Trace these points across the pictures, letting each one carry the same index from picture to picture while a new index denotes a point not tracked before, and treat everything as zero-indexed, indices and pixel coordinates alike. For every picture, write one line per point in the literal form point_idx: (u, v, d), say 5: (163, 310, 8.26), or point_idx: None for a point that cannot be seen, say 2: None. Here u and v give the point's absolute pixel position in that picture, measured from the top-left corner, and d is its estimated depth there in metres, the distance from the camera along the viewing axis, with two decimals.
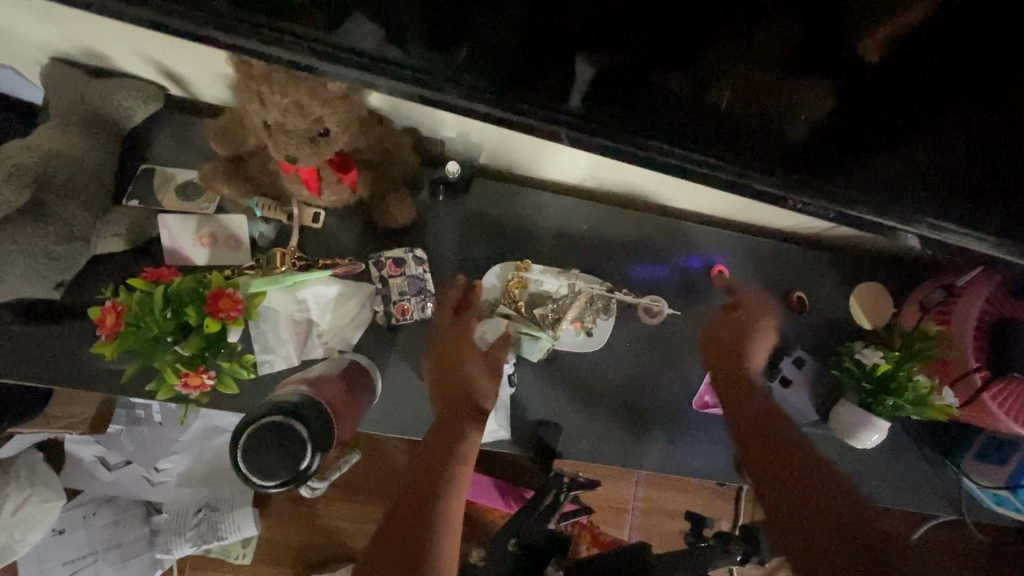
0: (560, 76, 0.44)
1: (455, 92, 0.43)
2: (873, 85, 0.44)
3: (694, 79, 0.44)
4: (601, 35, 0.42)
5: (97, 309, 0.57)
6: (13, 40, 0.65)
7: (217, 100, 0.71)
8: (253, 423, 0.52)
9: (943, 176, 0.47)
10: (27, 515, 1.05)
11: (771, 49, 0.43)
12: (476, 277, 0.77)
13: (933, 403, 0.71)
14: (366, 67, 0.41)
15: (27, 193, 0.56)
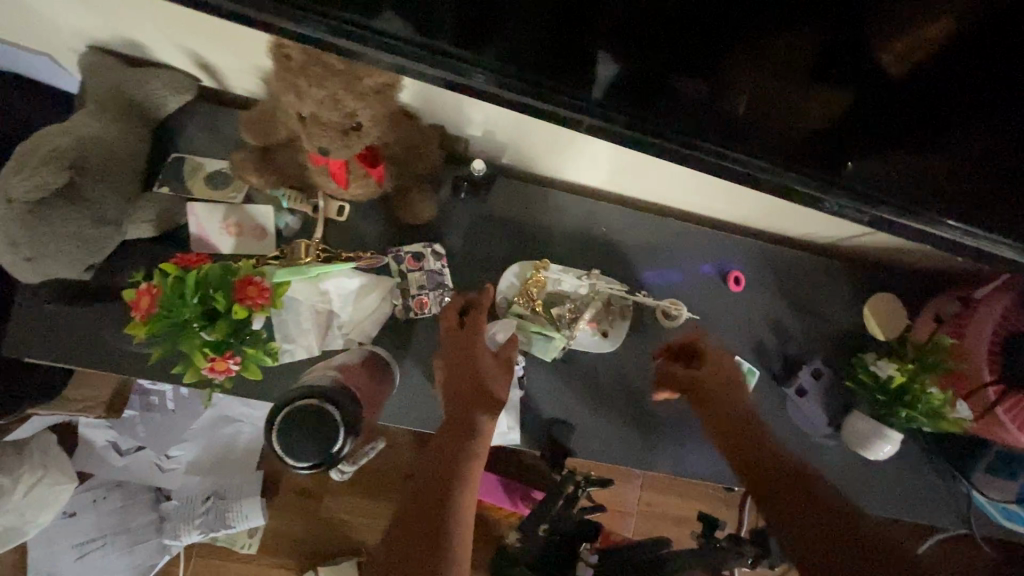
0: (582, 70, 0.46)
1: (484, 78, 0.44)
2: (891, 92, 0.46)
3: (715, 83, 0.46)
4: (627, 36, 0.44)
5: (131, 291, 0.58)
6: (53, 26, 0.66)
7: (247, 92, 0.72)
8: (289, 409, 0.55)
9: (964, 180, 0.49)
10: (39, 496, 1.06)
11: (791, 58, 0.45)
12: (495, 274, 0.77)
13: (947, 416, 0.72)
14: (398, 50, 0.42)
15: (65, 176, 0.59)
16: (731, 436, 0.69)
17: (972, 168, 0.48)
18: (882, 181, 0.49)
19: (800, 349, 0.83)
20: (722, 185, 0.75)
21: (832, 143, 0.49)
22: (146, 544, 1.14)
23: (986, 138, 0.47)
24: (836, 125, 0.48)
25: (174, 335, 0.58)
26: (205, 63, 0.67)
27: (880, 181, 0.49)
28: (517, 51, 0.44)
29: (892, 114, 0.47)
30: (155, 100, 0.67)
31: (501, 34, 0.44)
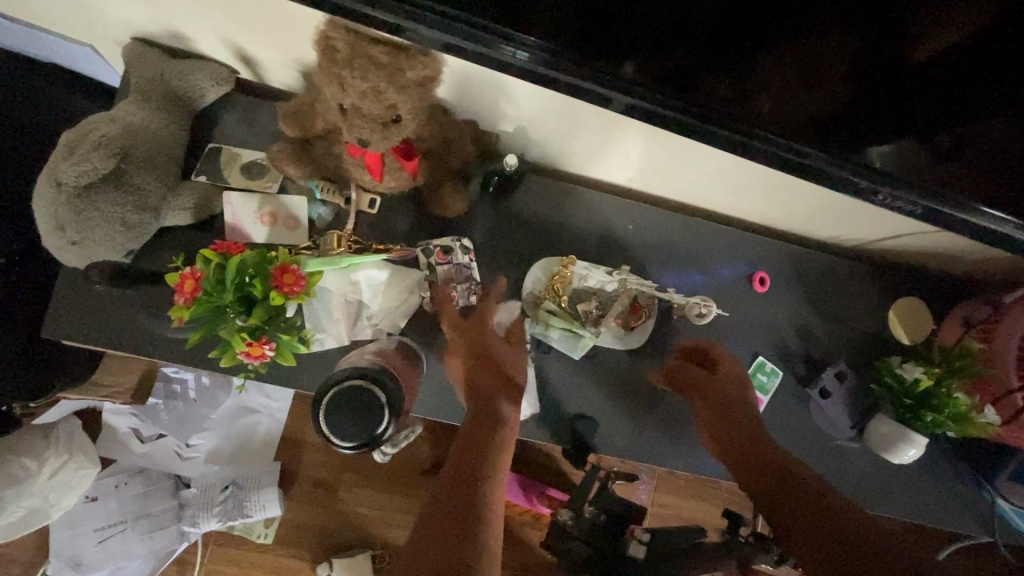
0: (612, 64, 0.46)
1: (519, 51, 0.45)
2: (928, 87, 0.46)
3: (755, 80, 0.46)
4: (666, 30, 0.44)
5: (176, 274, 0.60)
6: (100, 17, 0.68)
7: (283, 86, 0.73)
8: (334, 390, 0.58)
9: (984, 167, 0.51)
10: (64, 480, 1.08)
11: (833, 54, 0.45)
12: (522, 269, 0.78)
13: (974, 420, 0.71)
14: (449, 27, 0.44)
15: (113, 162, 0.61)
16: (735, 445, 0.70)
17: (998, 157, 0.50)
18: (911, 167, 0.51)
19: (824, 351, 0.83)
20: (750, 184, 0.76)
21: (868, 133, 0.49)
22: (166, 531, 1.15)
23: (1016, 123, 0.48)
24: (870, 119, 0.48)
25: (215, 318, 0.60)
26: (245, 56, 0.68)
27: (907, 165, 0.51)
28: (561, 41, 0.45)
29: (928, 105, 0.48)
30: (195, 91, 0.68)
31: (548, 28, 0.45)
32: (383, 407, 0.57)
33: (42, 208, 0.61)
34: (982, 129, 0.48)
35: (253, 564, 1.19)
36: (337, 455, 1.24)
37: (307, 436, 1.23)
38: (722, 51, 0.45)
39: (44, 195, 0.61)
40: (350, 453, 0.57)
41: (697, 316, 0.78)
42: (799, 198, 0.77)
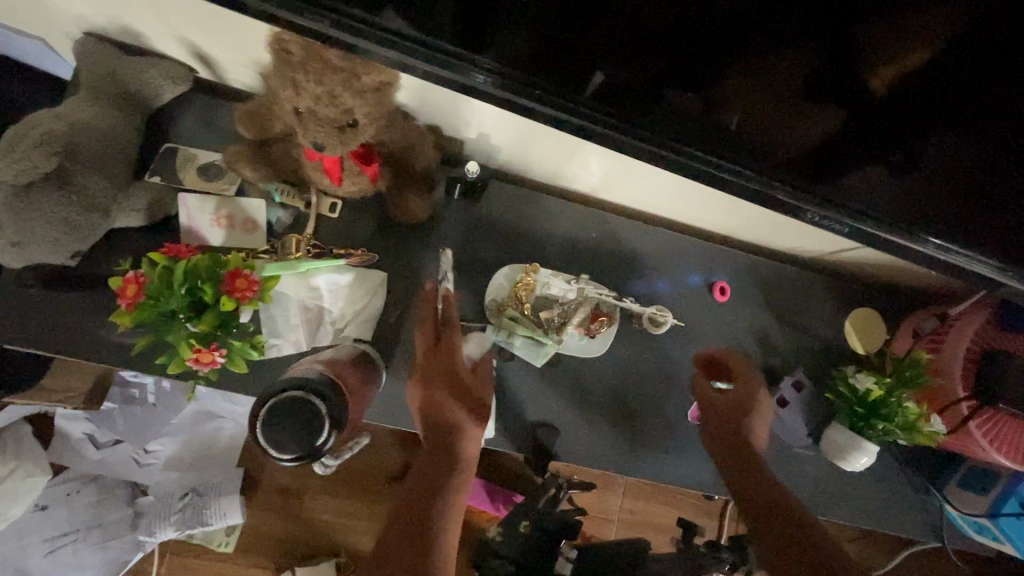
0: (569, 75, 0.46)
1: (478, 76, 0.46)
2: (878, 114, 0.48)
3: (708, 99, 0.47)
4: (621, 48, 0.44)
5: (118, 279, 0.58)
6: (50, 10, 0.66)
7: (243, 86, 0.72)
8: (274, 398, 0.57)
9: (927, 194, 0.53)
10: (11, 488, 1.04)
11: (788, 78, 0.45)
12: (485, 276, 0.78)
13: (922, 429, 0.73)
14: (402, 48, 0.44)
15: (55, 160, 0.57)
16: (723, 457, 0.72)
17: (948, 168, 0.51)
18: (855, 187, 0.53)
19: (783, 360, 0.85)
20: (711, 195, 0.77)
21: (817, 153, 0.51)
22: (121, 541, 1.12)
23: (965, 154, 0.49)
24: (823, 135, 0.50)
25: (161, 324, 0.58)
26: (202, 54, 0.67)
27: (856, 182, 0.53)
28: (516, 55, 0.45)
29: (878, 131, 0.49)
30: (150, 89, 0.67)
31: (505, 46, 0.45)
32: (325, 417, 0.56)
33: None
34: (929, 144, 0.49)
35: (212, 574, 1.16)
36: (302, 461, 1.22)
37: None
38: (678, 65, 0.45)
39: None
40: (290, 465, 0.56)
41: (657, 324, 0.79)
42: (759, 210, 0.79)
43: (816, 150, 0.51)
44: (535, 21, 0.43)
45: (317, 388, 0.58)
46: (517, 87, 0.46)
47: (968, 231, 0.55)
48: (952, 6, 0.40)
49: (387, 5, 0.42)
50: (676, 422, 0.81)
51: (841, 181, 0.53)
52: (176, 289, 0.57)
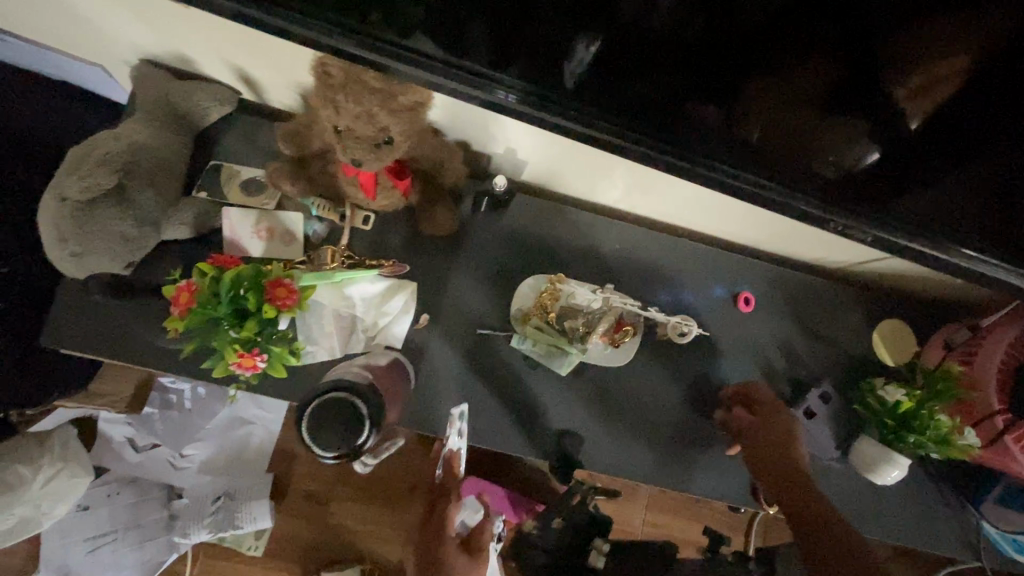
0: (592, 89, 0.49)
1: (505, 93, 0.48)
2: (898, 128, 0.49)
3: (729, 113, 0.49)
4: (642, 61, 0.47)
5: (171, 288, 0.62)
6: (110, 40, 0.71)
7: (283, 106, 0.76)
8: (316, 400, 0.60)
9: (956, 209, 0.53)
10: (56, 488, 1.09)
11: (809, 92, 0.47)
12: (510, 286, 0.80)
13: (956, 442, 0.72)
14: (432, 66, 0.47)
15: (116, 177, 0.63)
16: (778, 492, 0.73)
17: (972, 178, 0.51)
18: (888, 199, 0.53)
19: (808, 372, 0.84)
20: (733, 206, 0.78)
21: (841, 166, 0.52)
22: (156, 542, 1.16)
23: (986, 169, 0.50)
24: (849, 147, 0.51)
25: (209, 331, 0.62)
26: (247, 78, 0.71)
27: (887, 194, 0.53)
28: (546, 73, 0.47)
29: (898, 144, 0.50)
30: (199, 112, 0.71)
31: (532, 66, 0.48)
32: (366, 420, 0.59)
33: (47, 221, 0.63)
34: (959, 148, 0.50)
35: None
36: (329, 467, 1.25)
37: (300, 448, 1.24)
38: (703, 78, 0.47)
39: (51, 209, 0.63)
40: (331, 463, 0.59)
41: (681, 333, 0.80)
42: (782, 221, 0.79)
43: (844, 165, 0.52)
44: (560, 38, 0.46)
45: (354, 388, 0.61)
46: (550, 106, 0.49)
47: (1005, 245, 0.54)
48: (972, 20, 0.41)
49: (420, 29, 0.46)
50: (700, 432, 0.81)
51: (871, 192, 0.53)
52: (223, 298, 0.61)
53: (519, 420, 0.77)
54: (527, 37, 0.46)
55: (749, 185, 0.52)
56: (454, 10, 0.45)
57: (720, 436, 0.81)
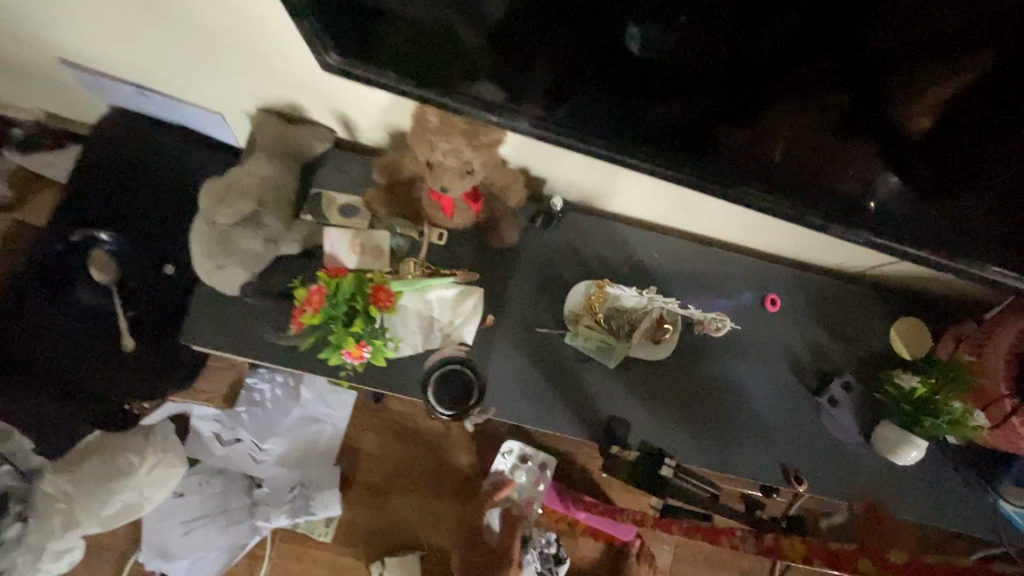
0: (630, 116, 0.62)
1: (530, 125, 0.64)
2: (907, 142, 0.56)
3: (751, 133, 0.60)
4: (677, 90, 0.57)
5: (302, 291, 0.76)
6: (237, 92, 0.87)
7: (372, 142, 0.91)
8: (438, 369, 0.85)
9: (959, 213, 0.61)
10: (158, 476, 1.23)
11: (824, 114, 0.56)
12: (564, 291, 0.92)
13: (967, 423, 0.81)
14: (494, 112, 0.64)
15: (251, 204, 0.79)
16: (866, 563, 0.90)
17: (988, 186, 0.57)
18: (886, 203, 0.64)
19: (832, 365, 0.94)
20: (758, 216, 0.89)
21: (849, 175, 0.62)
22: (240, 526, 1.29)
23: (996, 181, 0.57)
24: (855, 165, 0.61)
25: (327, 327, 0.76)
26: (347, 120, 0.87)
27: (888, 199, 0.63)
28: (596, 117, 0.63)
29: (907, 155, 0.58)
30: (307, 149, 0.86)
31: (583, 103, 0.62)
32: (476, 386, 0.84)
33: (197, 241, 0.78)
34: (957, 168, 0.57)
35: (313, 561, 1.31)
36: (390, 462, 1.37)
37: (365, 444, 1.37)
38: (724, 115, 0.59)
39: (200, 230, 0.78)
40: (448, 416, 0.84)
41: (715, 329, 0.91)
42: (802, 229, 0.90)
43: (847, 181, 0.63)
44: (608, 71, 0.57)
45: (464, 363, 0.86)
46: (600, 143, 0.64)
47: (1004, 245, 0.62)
48: (972, 54, 0.47)
49: (481, 79, 0.62)
50: (734, 419, 0.91)
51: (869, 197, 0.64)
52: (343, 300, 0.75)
53: (574, 407, 0.89)
54: (577, 82, 0.60)
55: (761, 199, 0.66)
56: (516, 69, 0.60)
57: (753, 422, 0.91)
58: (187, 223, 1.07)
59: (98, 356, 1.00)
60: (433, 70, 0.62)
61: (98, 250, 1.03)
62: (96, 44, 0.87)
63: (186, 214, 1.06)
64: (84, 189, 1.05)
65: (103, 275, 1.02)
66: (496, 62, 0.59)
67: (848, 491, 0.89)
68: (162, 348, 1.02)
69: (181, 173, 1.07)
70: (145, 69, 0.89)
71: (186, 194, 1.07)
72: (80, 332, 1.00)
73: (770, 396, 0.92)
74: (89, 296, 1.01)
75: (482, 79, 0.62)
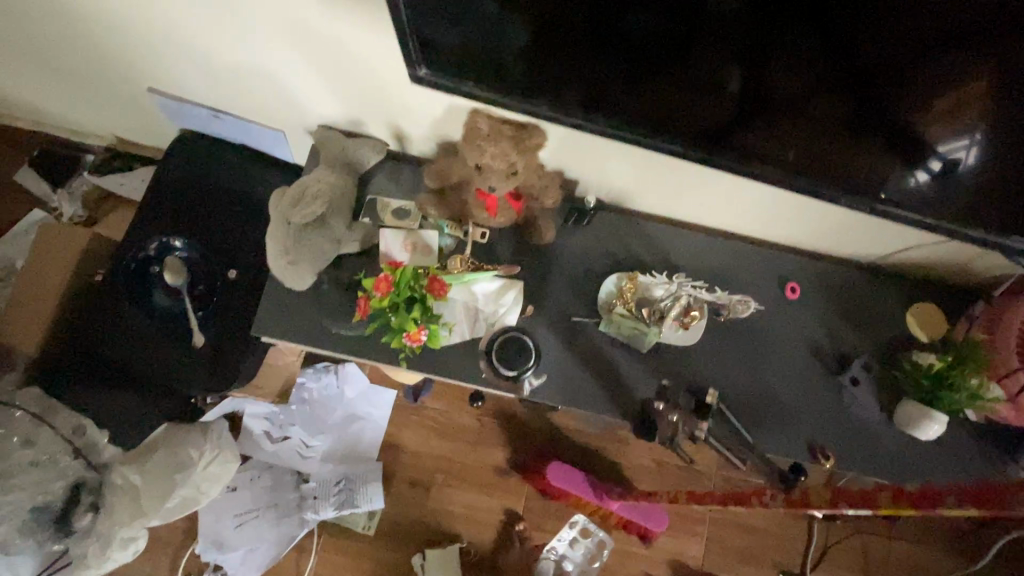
0: (662, 108, 0.68)
1: (574, 119, 0.71)
2: (923, 130, 0.61)
3: (774, 123, 0.66)
4: (706, 83, 0.63)
5: (372, 280, 0.85)
6: (303, 111, 0.98)
7: (420, 152, 1.01)
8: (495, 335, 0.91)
9: (976, 192, 0.66)
10: (214, 471, 1.31)
11: (842, 105, 0.61)
12: (597, 283, 1.00)
13: (984, 396, 0.86)
14: (537, 113, 0.71)
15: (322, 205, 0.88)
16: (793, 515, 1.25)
17: (1003, 167, 0.61)
18: (905, 186, 0.68)
19: (852, 348, 1.00)
20: (775, 207, 0.96)
21: (869, 161, 0.67)
22: (290, 518, 1.37)
23: (1010, 163, 0.61)
24: (880, 154, 0.65)
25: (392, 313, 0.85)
26: (399, 133, 0.97)
27: (907, 182, 0.68)
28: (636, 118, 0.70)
29: (925, 142, 0.62)
30: (365, 160, 0.96)
31: (619, 99, 0.68)
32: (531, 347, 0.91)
33: (273, 240, 0.89)
34: (971, 155, 0.61)
35: (358, 553, 1.38)
36: (429, 458, 1.44)
37: (404, 440, 1.44)
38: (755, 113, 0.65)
39: (276, 231, 0.89)
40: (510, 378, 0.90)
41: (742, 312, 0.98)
42: (817, 219, 0.97)
43: (872, 168, 0.68)
44: (644, 67, 0.63)
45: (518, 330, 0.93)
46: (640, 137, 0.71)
47: (1022, 218, 0.66)
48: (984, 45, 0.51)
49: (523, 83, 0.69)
50: (761, 399, 0.97)
51: (890, 179, 0.68)
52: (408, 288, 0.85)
53: (610, 389, 0.96)
54: (613, 82, 0.66)
55: (785, 181, 0.72)
56: (557, 74, 0.67)
57: (779, 401, 0.97)
58: (250, 231, 1.18)
59: (171, 355, 1.11)
60: (484, 78, 0.69)
61: (170, 257, 1.13)
62: (181, 74, 0.99)
63: (249, 222, 1.18)
64: (159, 202, 1.17)
65: (175, 279, 1.12)
66: (537, 67, 0.66)
67: (874, 467, 0.94)
68: (227, 345, 1.12)
69: (244, 186, 1.19)
70: (222, 93, 1.01)
71: (250, 205, 1.18)
72: (156, 333, 1.12)
73: (795, 378, 0.98)
74: (164, 299, 1.12)
75: (526, 84, 0.69)
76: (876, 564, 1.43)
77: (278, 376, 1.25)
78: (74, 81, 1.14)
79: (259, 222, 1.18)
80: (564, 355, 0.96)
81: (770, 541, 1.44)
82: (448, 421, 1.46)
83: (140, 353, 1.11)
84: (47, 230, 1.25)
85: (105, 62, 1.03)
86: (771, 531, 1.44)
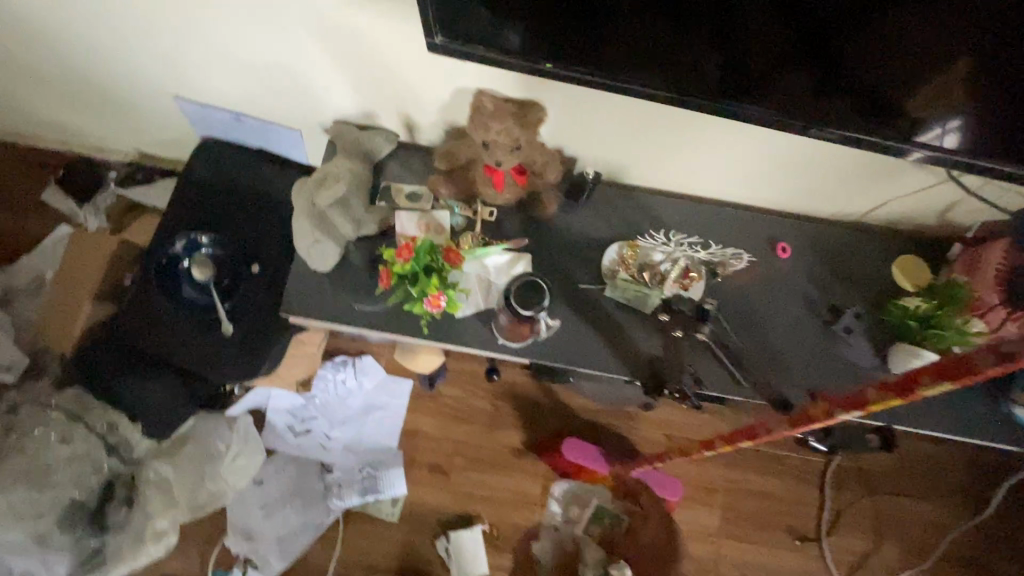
0: (653, 54, 0.73)
1: (571, 71, 0.75)
2: (897, 49, 0.66)
3: (761, 57, 0.70)
4: (694, 23, 0.68)
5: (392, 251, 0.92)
6: (319, 108, 1.07)
7: (428, 141, 1.09)
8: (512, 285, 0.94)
9: (953, 109, 0.70)
10: (241, 464, 1.37)
11: (822, 30, 0.66)
12: (600, 252, 1.06)
13: (970, 332, 0.93)
14: (538, 68, 0.75)
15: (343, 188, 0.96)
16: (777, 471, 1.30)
17: (973, 77, 0.67)
18: (887, 111, 0.73)
19: (843, 301, 1.06)
20: (763, 170, 1.03)
21: (851, 89, 0.71)
22: (316, 507, 1.41)
23: (979, 72, 0.66)
24: (860, 78, 0.70)
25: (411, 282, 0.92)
26: (410, 122, 1.05)
27: (889, 106, 0.72)
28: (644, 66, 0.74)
29: (901, 60, 0.67)
30: (379, 148, 1.05)
31: (613, 48, 0.73)
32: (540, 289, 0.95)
33: (299, 222, 0.96)
34: (943, 68, 0.67)
35: (383, 538, 1.42)
36: (448, 443, 1.49)
37: (422, 427, 1.49)
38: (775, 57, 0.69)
39: (302, 214, 0.96)
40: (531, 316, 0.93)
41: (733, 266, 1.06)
42: (802, 182, 1.04)
43: (856, 96, 0.72)
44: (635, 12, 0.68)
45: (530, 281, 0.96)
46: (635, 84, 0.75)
47: (998, 130, 0.71)
48: None
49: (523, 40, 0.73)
50: (760, 352, 1.03)
51: (873, 106, 0.72)
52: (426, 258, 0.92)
53: (618, 349, 1.02)
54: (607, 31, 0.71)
55: (774, 117, 0.76)
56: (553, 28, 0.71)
57: (778, 354, 1.03)
58: (270, 227, 1.25)
59: (201, 345, 1.18)
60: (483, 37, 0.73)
61: (197, 253, 1.20)
62: (208, 80, 1.08)
63: (269, 219, 1.25)
64: (185, 204, 1.25)
65: (201, 274, 1.18)
66: (534, 23, 0.71)
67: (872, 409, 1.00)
68: (253, 334, 1.18)
69: (264, 186, 1.26)
70: (245, 95, 1.09)
71: (269, 203, 1.26)
72: (187, 324, 1.18)
73: (791, 331, 1.04)
74: (192, 293, 1.18)
75: (525, 41, 0.73)
76: (886, 525, 1.47)
77: (301, 365, 1.31)
78: (104, 95, 1.23)
79: (278, 218, 1.26)
80: (573, 319, 1.03)
81: (781, 507, 1.48)
82: (463, 406, 1.51)
83: (173, 344, 1.18)
84: (78, 237, 1.33)
85: (136, 73, 1.12)
86: (781, 498, 1.48)
